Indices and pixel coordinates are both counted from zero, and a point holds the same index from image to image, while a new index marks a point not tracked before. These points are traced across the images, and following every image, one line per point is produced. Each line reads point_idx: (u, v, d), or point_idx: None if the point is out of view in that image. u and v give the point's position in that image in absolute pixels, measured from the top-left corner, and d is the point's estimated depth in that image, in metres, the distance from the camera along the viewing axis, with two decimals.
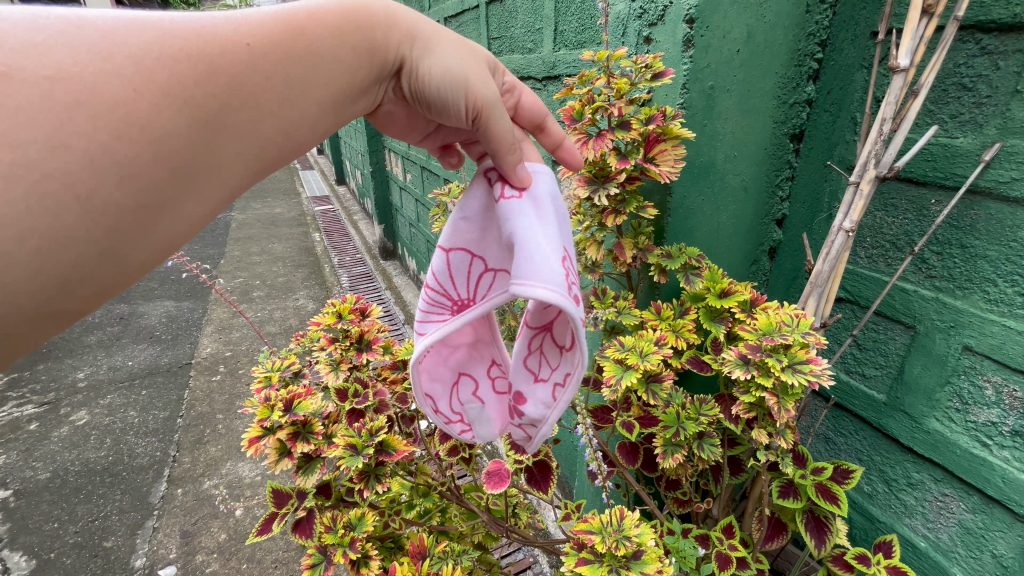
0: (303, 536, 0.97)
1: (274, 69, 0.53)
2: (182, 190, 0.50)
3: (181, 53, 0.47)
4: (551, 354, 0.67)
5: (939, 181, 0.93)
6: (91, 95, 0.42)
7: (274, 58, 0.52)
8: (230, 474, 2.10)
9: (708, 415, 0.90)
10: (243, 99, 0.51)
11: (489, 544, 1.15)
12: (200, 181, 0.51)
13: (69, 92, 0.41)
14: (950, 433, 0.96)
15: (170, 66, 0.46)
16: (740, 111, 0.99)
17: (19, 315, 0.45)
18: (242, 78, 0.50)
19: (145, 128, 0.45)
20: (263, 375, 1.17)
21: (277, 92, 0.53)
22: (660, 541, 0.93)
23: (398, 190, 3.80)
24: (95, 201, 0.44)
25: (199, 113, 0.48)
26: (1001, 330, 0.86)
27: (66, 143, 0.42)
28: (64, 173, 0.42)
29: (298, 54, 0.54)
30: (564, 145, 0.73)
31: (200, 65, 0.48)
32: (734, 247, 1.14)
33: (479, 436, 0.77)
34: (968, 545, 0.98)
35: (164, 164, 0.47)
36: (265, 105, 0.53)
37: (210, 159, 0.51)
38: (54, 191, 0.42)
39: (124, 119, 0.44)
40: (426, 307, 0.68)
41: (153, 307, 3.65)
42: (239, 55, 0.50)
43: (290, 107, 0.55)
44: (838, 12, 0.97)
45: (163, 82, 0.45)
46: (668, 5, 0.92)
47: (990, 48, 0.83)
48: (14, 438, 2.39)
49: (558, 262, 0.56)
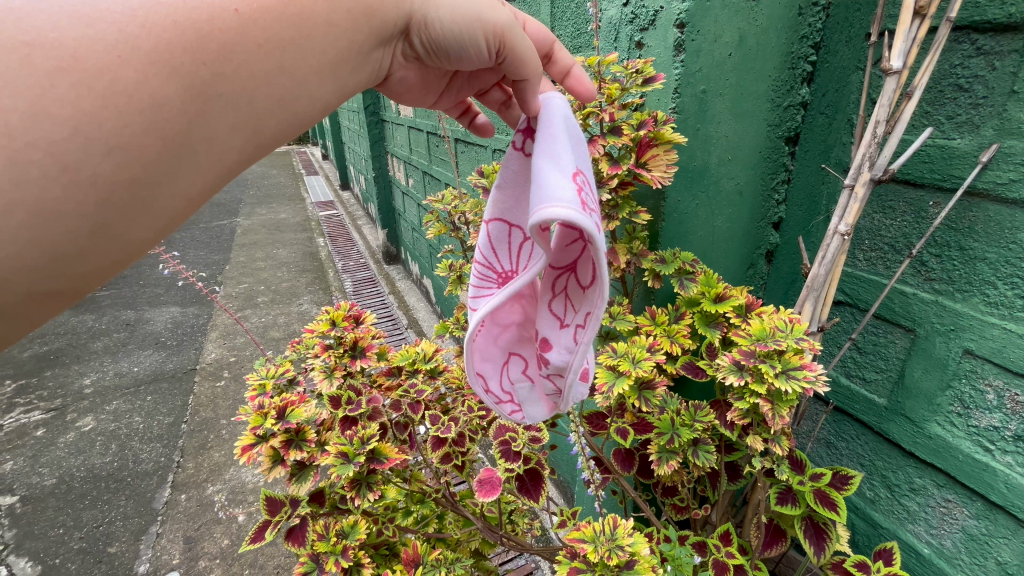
0: (295, 543, 0.97)
1: (266, 36, 0.48)
2: (175, 164, 0.46)
3: (168, 19, 0.42)
4: (576, 297, 0.60)
5: (936, 182, 0.92)
6: (78, 62, 0.39)
7: (265, 24, 0.48)
8: (234, 479, 2.11)
9: (703, 422, 0.90)
10: (235, 68, 0.47)
11: (486, 550, 1.16)
12: (197, 155, 0.47)
13: (50, 57, 0.38)
14: (952, 437, 0.95)
15: (156, 34, 0.42)
16: (733, 114, 0.99)
17: (9, 296, 0.41)
18: (233, 45, 0.46)
19: (133, 97, 0.41)
20: (257, 383, 1.18)
21: (271, 61, 0.49)
22: (657, 549, 0.91)
23: (401, 195, 3.83)
24: (82, 173, 0.40)
25: (189, 81, 0.44)
26: (1001, 333, 0.85)
27: (49, 111, 0.38)
28: (49, 142, 0.39)
29: (292, 19, 0.49)
30: (573, 70, 0.75)
31: (188, 32, 0.43)
32: (730, 252, 1.14)
33: (529, 417, 0.70)
34: (972, 551, 0.96)
35: (155, 135, 0.43)
36: (259, 73, 0.49)
37: (205, 131, 0.46)
38: (38, 161, 0.39)
39: (109, 86, 0.40)
40: (478, 292, 0.63)
41: (159, 313, 3.69)
42: (229, 24, 0.46)
43: (286, 74, 0.50)
44: (830, 15, 0.96)
45: (148, 49, 0.41)
46: (659, 10, 0.92)
47: (985, 49, 0.82)
48: (23, 443, 2.42)
49: (565, 180, 0.50)
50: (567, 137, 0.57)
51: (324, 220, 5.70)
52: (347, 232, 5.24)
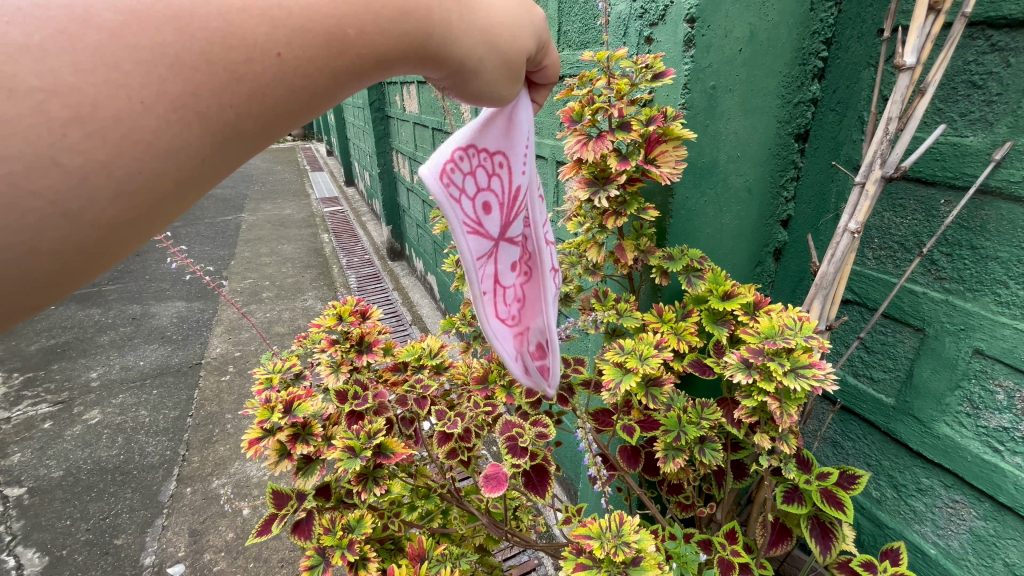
0: (302, 537, 0.98)
1: (301, 83, 0.40)
2: (187, 198, 0.38)
3: (201, 58, 0.34)
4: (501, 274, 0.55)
5: (948, 181, 0.91)
6: (95, 111, 0.31)
7: (305, 69, 0.39)
8: (239, 473, 2.13)
9: (709, 420, 0.89)
10: (263, 110, 0.39)
11: (490, 547, 1.17)
12: (209, 184, 0.39)
13: (67, 104, 0.30)
14: (961, 438, 0.94)
15: (187, 77, 0.34)
16: (743, 111, 0.98)
17: None
18: (266, 90, 0.38)
19: (152, 144, 0.33)
20: (264, 377, 1.19)
21: (300, 102, 0.41)
22: (662, 546, 0.92)
23: (405, 191, 3.83)
24: (85, 219, 0.33)
25: (213, 126, 0.36)
26: (1013, 333, 0.84)
27: (59, 161, 0.31)
28: (53, 192, 0.31)
29: (335, 57, 0.41)
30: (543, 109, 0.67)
31: (219, 71, 0.35)
32: (738, 249, 1.13)
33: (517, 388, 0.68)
34: (979, 552, 0.95)
35: (170, 178, 0.36)
36: (286, 112, 0.41)
37: (219, 167, 0.39)
38: (38, 210, 0.31)
39: (128, 135, 0.32)
40: None
41: (165, 308, 3.71)
42: (268, 69, 0.37)
43: (314, 112, 0.43)
44: (842, 10, 0.95)
45: (176, 92, 0.33)
46: (669, 5, 0.92)
47: (1000, 45, 0.81)
48: (30, 436, 2.44)
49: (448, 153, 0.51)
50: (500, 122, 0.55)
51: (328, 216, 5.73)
52: (351, 228, 5.25)
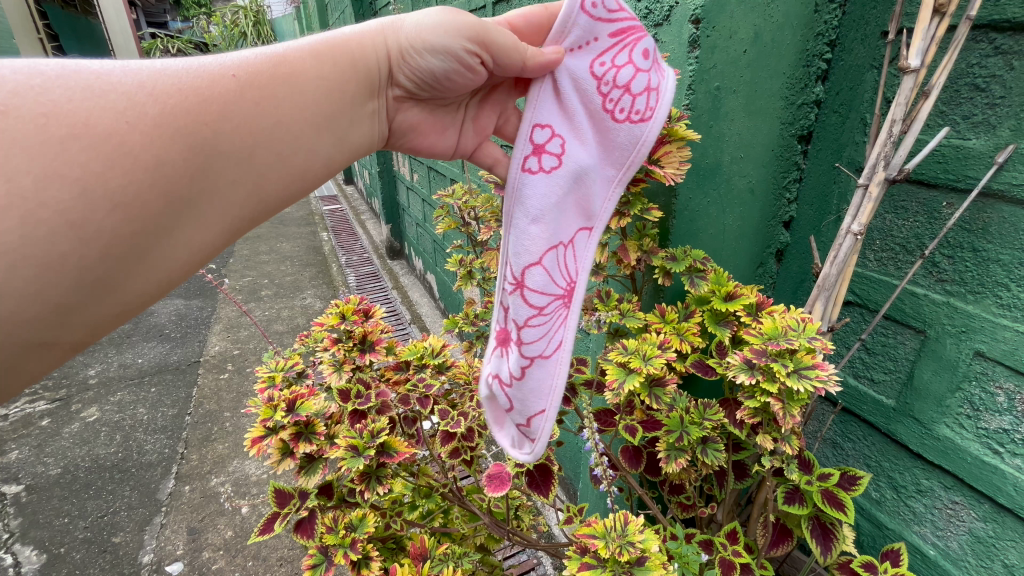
0: (305, 536, 0.98)
1: (261, 94, 0.61)
2: (179, 219, 0.56)
3: (175, 87, 0.55)
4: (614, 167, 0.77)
5: (950, 183, 0.91)
6: (87, 128, 0.49)
7: (259, 83, 0.61)
8: (237, 471, 2.12)
9: (712, 420, 0.89)
10: (234, 126, 0.58)
11: (491, 546, 1.18)
12: (199, 211, 0.57)
13: (63, 125, 0.48)
14: (960, 439, 0.95)
15: (161, 100, 0.54)
16: (747, 112, 0.98)
17: (16, 341, 0.49)
18: (231, 103, 0.58)
19: (138, 157, 0.51)
20: (267, 374, 1.19)
21: (269, 115, 0.61)
22: (664, 546, 0.91)
23: (405, 189, 3.83)
24: (88, 228, 0.49)
25: (193, 140, 0.55)
26: (1014, 336, 0.84)
27: (60, 172, 0.47)
28: (60, 202, 0.47)
29: (282, 77, 0.63)
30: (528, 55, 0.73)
31: (190, 96, 0.56)
32: (741, 249, 1.13)
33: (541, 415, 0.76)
34: (978, 554, 0.96)
35: (160, 191, 0.53)
36: (259, 128, 0.60)
37: (207, 186, 0.57)
38: (49, 218, 0.47)
39: (119, 147, 0.50)
40: (548, 325, 0.74)
41: (164, 305, 3.70)
42: (228, 84, 0.59)
43: (288, 127, 0.63)
44: (846, 12, 0.96)
45: (155, 112, 0.53)
46: (674, 5, 0.92)
47: (1004, 48, 0.81)
48: (27, 433, 2.43)
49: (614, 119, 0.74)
50: (581, 116, 0.74)
51: (327, 214, 5.71)
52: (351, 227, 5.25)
